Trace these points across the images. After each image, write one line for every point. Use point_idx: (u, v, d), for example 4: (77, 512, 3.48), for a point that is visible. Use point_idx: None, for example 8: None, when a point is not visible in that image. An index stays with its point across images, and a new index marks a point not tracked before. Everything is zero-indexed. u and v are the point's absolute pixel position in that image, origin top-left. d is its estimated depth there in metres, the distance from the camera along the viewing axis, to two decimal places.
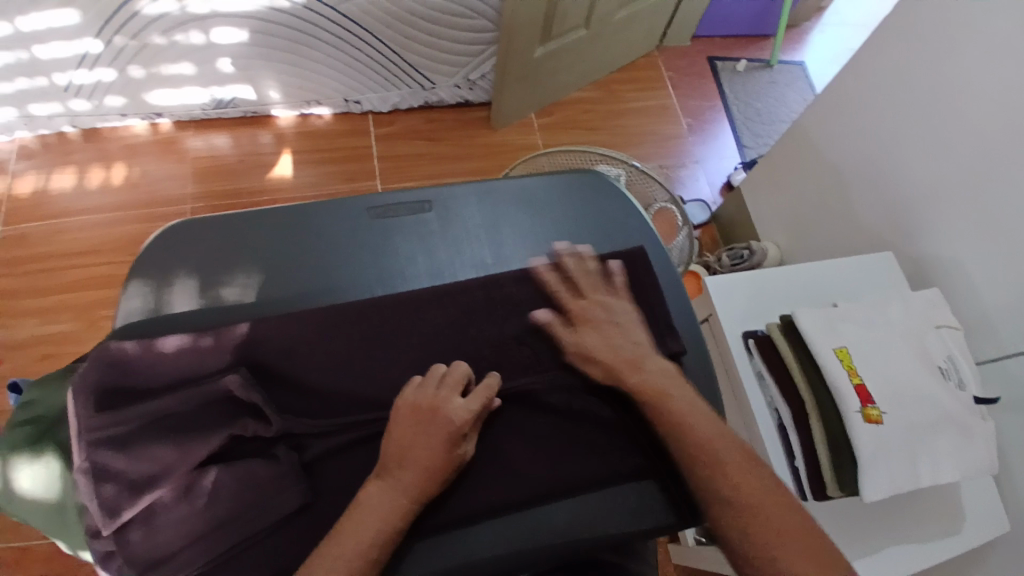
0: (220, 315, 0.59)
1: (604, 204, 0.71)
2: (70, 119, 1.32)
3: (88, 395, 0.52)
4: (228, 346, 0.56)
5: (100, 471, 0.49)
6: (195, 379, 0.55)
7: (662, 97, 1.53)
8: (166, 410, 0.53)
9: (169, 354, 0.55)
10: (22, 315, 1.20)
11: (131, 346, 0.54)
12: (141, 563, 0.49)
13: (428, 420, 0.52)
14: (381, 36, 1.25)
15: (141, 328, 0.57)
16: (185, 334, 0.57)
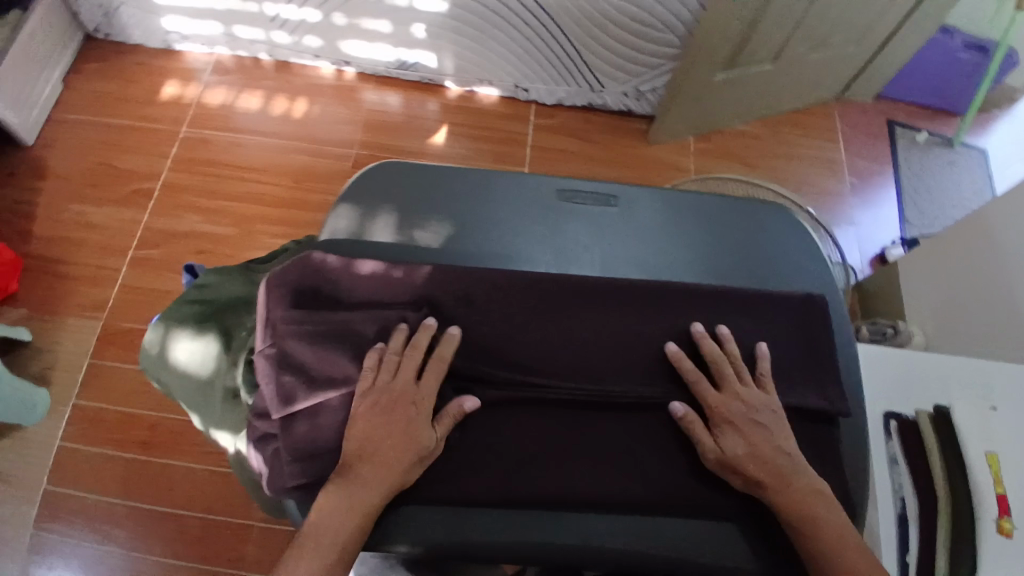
0: (411, 254, 0.64)
1: (786, 242, 0.70)
2: (270, 49, 1.45)
3: (291, 294, 0.60)
4: (414, 283, 0.61)
5: (289, 360, 0.57)
6: (377, 304, 0.60)
7: (829, 150, 1.47)
8: (350, 324, 0.59)
9: (363, 277, 0.61)
10: (189, 210, 1.33)
11: (333, 261, 0.62)
12: (301, 450, 0.55)
13: (389, 411, 0.54)
14: (568, 32, 1.28)
15: (342, 246, 0.64)
16: (379, 262, 0.63)
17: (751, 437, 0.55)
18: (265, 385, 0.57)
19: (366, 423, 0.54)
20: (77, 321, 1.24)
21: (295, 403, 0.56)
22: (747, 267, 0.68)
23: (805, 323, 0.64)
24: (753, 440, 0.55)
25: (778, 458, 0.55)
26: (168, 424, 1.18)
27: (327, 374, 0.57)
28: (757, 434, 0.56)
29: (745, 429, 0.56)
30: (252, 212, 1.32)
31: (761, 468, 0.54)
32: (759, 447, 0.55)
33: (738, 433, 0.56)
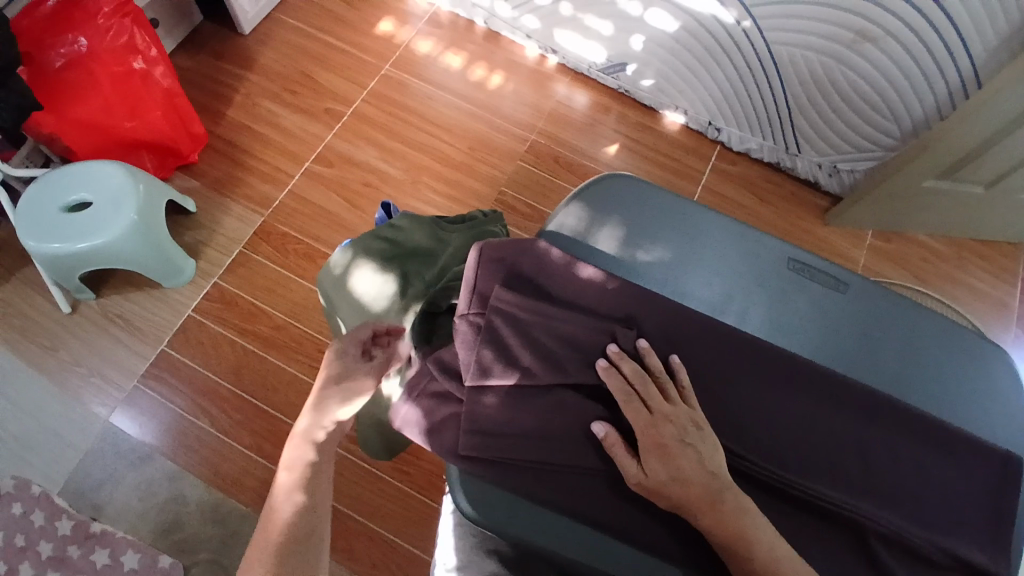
0: (626, 272, 0.65)
1: (1001, 389, 0.65)
2: (487, 17, 1.48)
3: (512, 273, 0.62)
4: (629, 302, 0.61)
5: (495, 335, 0.59)
6: (585, 309, 0.61)
7: (1009, 293, 1.37)
8: (559, 320, 0.60)
9: (582, 279, 0.62)
10: (367, 143, 1.39)
11: (558, 255, 0.63)
12: (478, 423, 0.57)
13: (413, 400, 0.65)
14: (787, 88, 1.24)
15: (564, 241, 0.65)
16: (599, 270, 0.63)
17: (731, 518, 0.51)
18: (463, 351, 0.60)
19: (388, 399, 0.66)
20: (239, 207, 1.32)
21: (488, 377, 0.58)
22: (955, 402, 0.65)
23: (1006, 486, 0.59)
24: (734, 525, 0.51)
25: (708, 482, 0.53)
26: (287, 330, 1.24)
27: (522, 361, 0.58)
28: (745, 522, 0.52)
29: (722, 511, 0.52)
30: (422, 163, 1.36)
31: (684, 491, 0.52)
32: (730, 531, 0.51)
33: (718, 513, 0.52)
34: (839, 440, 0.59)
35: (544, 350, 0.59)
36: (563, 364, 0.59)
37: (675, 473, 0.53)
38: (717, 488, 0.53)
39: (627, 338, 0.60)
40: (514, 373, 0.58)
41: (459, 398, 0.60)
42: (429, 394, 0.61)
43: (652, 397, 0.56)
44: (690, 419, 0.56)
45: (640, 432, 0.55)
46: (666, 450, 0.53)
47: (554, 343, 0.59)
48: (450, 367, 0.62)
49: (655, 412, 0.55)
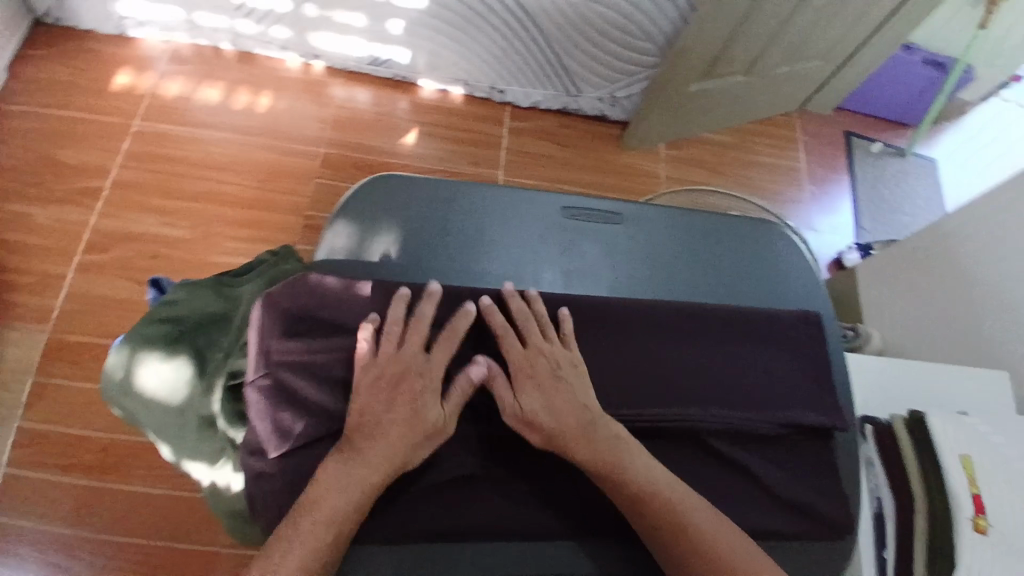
0: (412, 275, 0.62)
1: (780, 261, 0.71)
2: (233, 38, 1.36)
3: (289, 316, 0.56)
4: (420, 306, 0.59)
5: (289, 391, 0.54)
6: (379, 327, 0.57)
7: (791, 159, 1.52)
8: (353, 350, 0.56)
9: (365, 298, 0.58)
10: (145, 210, 1.24)
11: (332, 283, 0.59)
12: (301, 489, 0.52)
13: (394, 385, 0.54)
14: (547, 34, 1.26)
15: (340, 264, 0.61)
16: (382, 283, 0.60)
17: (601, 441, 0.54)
18: (261, 417, 0.53)
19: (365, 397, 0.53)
20: (15, 332, 1.13)
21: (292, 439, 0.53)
22: (748, 287, 0.69)
23: (805, 346, 0.65)
24: (602, 451, 0.53)
25: (580, 412, 0.55)
26: (123, 443, 1.09)
27: (368, 404, 0.53)
28: (618, 449, 0.54)
29: (595, 442, 0.54)
30: (214, 213, 1.25)
31: (564, 425, 0.54)
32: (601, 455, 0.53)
33: (593, 443, 0.54)
34: (659, 363, 0.61)
35: (385, 384, 0.54)
36: (407, 389, 0.54)
37: (548, 404, 0.55)
38: (590, 421, 0.55)
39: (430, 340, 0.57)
40: (320, 424, 0.53)
41: (273, 472, 0.53)
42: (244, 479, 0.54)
43: (530, 336, 0.58)
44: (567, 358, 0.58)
45: (516, 364, 0.56)
46: (533, 387, 0.56)
47: (392, 371, 0.54)
48: (251, 442, 0.54)
49: (535, 351, 0.57)
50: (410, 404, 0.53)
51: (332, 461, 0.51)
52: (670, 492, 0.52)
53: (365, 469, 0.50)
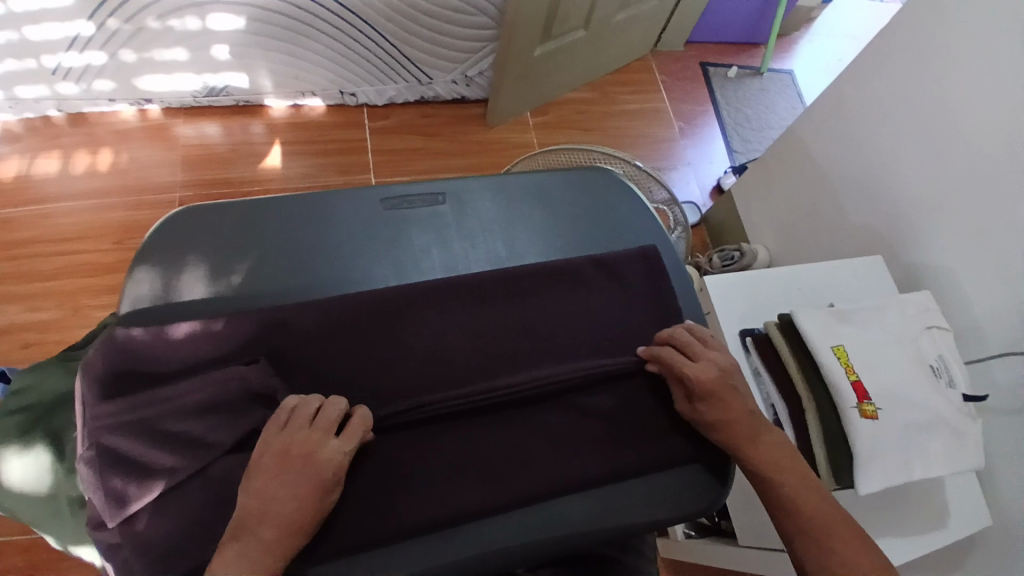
0: (229, 305, 0.59)
1: (608, 206, 0.72)
2: (57, 102, 1.28)
3: (99, 380, 0.52)
4: (245, 334, 0.56)
5: (115, 456, 0.50)
6: (202, 369, 0.55)
7: (655, 100, 1.55)
8: (176, 396, 0.52)
9: (180, 341, 0.55)
10: (2, 301, 1.16)
11: (139, 333, 0.54)
12: (153, 552, 0.49)
13: (299, 467, 0.49)
14: (381, 29, 1.24)
15: (148, 315, 0.58)
16: (195, 321, 0.57)
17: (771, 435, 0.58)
18: (93, 493, 0.50)
19: (261, 482, 0.48)
20: None
21: (129, 506, 0.49)
22: (584, 236, 0.71)
23: (643, 281, 0.68)
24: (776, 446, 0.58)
25: (753, 420, 0.58)
26: (36, 546, 1.03)
27: (271, 493, 0.48)
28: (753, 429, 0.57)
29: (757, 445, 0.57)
30: (81, 286, 1.18)
31: (734, 433, 0.57)
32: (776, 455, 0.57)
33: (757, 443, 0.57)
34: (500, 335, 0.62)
35: (294, 462, 0.49)
36: (315, 469, 0.49)
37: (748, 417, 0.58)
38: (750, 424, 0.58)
39: (256, 372, 0.54)
40: (157, 482, 0.50)
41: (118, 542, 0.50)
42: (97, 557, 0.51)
43: (697, 352, 0.60)
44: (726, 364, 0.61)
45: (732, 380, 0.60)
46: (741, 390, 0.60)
47: (299, 450, 0.49)
48: (92, 517, 0.51)
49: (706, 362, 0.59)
50: (312, 482, 0.49)
51: (229, 550, 0.46)
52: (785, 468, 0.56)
53: (258, 548, 0.46)
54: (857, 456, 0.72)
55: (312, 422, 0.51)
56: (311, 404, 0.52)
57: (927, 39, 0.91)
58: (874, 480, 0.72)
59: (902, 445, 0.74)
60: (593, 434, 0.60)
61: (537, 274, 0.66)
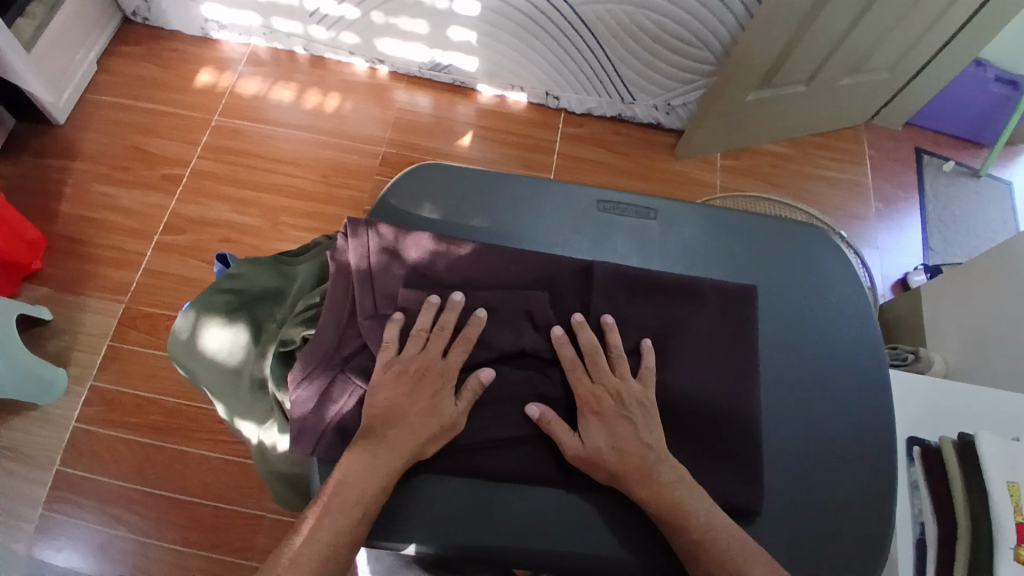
0: (459, 231, 0.66)
1: (819, 269, 0.70)
2: (306, 43, 1.46)
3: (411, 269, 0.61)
4: (530, 269, 0.62)
5: (414, 332, 0.58)
6: (492, 286, 0.62)
7: (856, 173, 1.47)
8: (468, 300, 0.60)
9: (424, 253, 0.62)
10: (218, 199, 1.34)
11: (389, 233, 0.61)
12: None
13: (415, 383, 0.56)
14: (603, 43, 1.29)
15: (390, 219, 0.66)
16: (432, 239, 0.63)
17: (584, 445, 0.55)
18: (378, 353, 0.57)
19: (385, 393, 0.55)
20: (102, 302, 1.24)
21: (414, 376, 0.56)
22: (783, 290, 0.69)
23: (853, 343, 0.67)
24: (591, 453, 0.55)
25: (642, 451, 0.54)
26: (187, 413, 1.17)
27: (392, 401, 0.55)
28: (681, 494, 0.53)
29: (659, 486, 0.53)
30: (279, 204, 1.33)
31: (619, 458, 0.54)
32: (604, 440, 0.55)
33: (654, 485, 0.53)
34: (674, 354, 0.61)
35: (409, 377, 0.56)
36: (427, 385, 0.56)
37: (611, 440, 0.55)
38: (416, 454, 0.54)
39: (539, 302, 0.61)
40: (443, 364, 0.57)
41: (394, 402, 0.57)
42: (332, 412, 0.56)
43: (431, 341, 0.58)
44: (458, 421, 0.55)
45: (578, 401, 0.57)
46: (587, 422, 0.56)
47: (414, 368, 0.56)
48: (353, 378, 0.57)
49: (430, 375, 0.56)
50: (427, 393, 0.56)
51: (357, 448, 0.53)
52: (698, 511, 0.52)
53: (383, 466, 0.52)
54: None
55: (417, 345, 0.58)
56: (430, 310, 0.59)
57: None
58: None
59: None
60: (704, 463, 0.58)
61: (743, 299, 0.64)
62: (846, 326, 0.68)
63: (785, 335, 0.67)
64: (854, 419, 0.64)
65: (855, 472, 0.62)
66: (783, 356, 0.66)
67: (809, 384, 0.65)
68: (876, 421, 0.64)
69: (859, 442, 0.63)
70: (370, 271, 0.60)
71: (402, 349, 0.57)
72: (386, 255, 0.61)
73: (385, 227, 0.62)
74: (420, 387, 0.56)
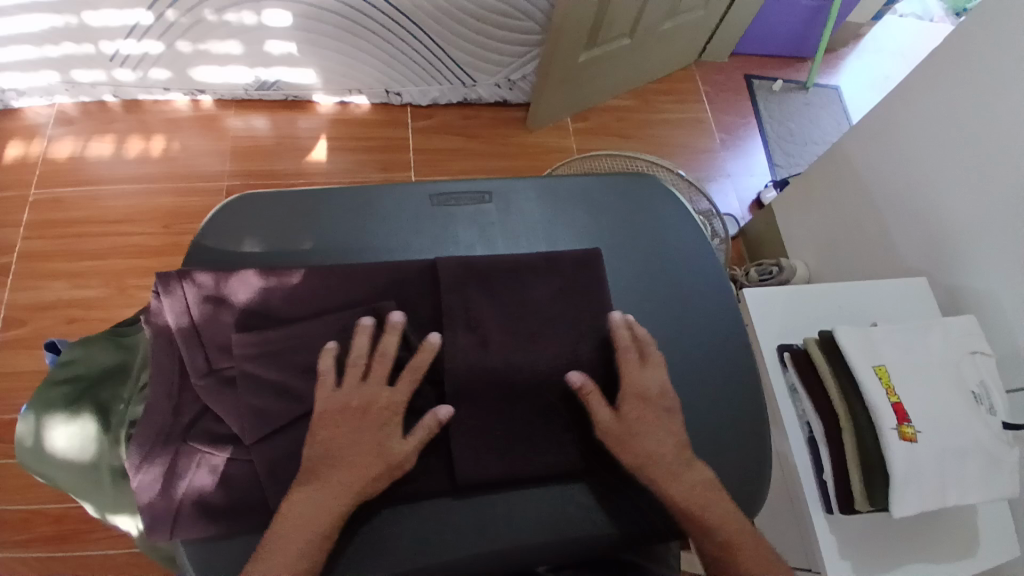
0: (291, 261, 0.62)
1: (653, 215, 0.72)
2: (112, 88, 1.33)
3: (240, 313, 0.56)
4: (369, 284, 0.60)
5: (255, 380, 0.54)
6: (331, 309, 0.58)
7: (698, 110, 1.54)
8: (306, 331, 0.56)
9: (251, 293, 0.57)
10: (52, 277, 1.21)
11: (207, 281, 0.57)
12: (279, 477, 0.52)
13: (360, 419, 0.52)
14: (428, 31, 1.26)
15: (214, 265, 0.61)
16: (258, 274, 0.58)
17: (613, 419, 0.55)
18: (222, 410, 0.53)
19: (329, 434, 0.52)
20: None
21: (266, 427, 0.53)
22: (625, 243, 0.70)
23: (699, 278, 0.70)
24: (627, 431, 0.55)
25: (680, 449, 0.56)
26: (70, 516, 1.06)
27: (337, 440, 0.52)
28: (708, 492, 0.55)
29: (687, 485, 0.54)
30: (124, 268, 1.22)
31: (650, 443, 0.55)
32: (632, 419, 0.56)
33: (685, 479, 0.54)
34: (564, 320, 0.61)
35: (354, 411, 0.53)
36: (374, 419, 0.53)
37: (647, 429, 0.55)
38: (364, 493, 0.51)
39: (385, 312, 0.58)
40: (293, 407, 0.54)
41: (249, 459, 0.53)
42: (183, 490, 0.52)
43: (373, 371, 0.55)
44: (406, 459, 0.52)
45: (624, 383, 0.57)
46: (625, 404, 0.56)
47: (357, 403, 0.53)
48: (196, 449, 0.53)
49: (376, 408, 0.53)
50: (371, 429, 0.52)
51: (300, 491, 0.50)
52: (717, 509, 0.54)
53: (315, 515, 0.49)
54: (892, 478, 0.70)
55: (359, 376, 0.54)
56: (361, 333, 0.56)
57: (980, 57, 0.88)
58: (909, 502, 0.70)
59: (941, 466, 0.72)
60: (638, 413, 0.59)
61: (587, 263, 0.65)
62: (690, 263, 0.71)
63: (633, 284, 0.69)
64: (714, 349, 0.67)
65: (724, 396, 0.65)
66: (635, 305, 0.68)
67: (666, 327, 0.67)
68: (734, 345, 0.67)
69: (722, 370, 0.66)
70: (195, 327, 0.56)
71: (245, 402, 0.53)
72: (210, 304, 0.56)
73: (202, 274, 0.57)
74: (366, 424, 0.52)
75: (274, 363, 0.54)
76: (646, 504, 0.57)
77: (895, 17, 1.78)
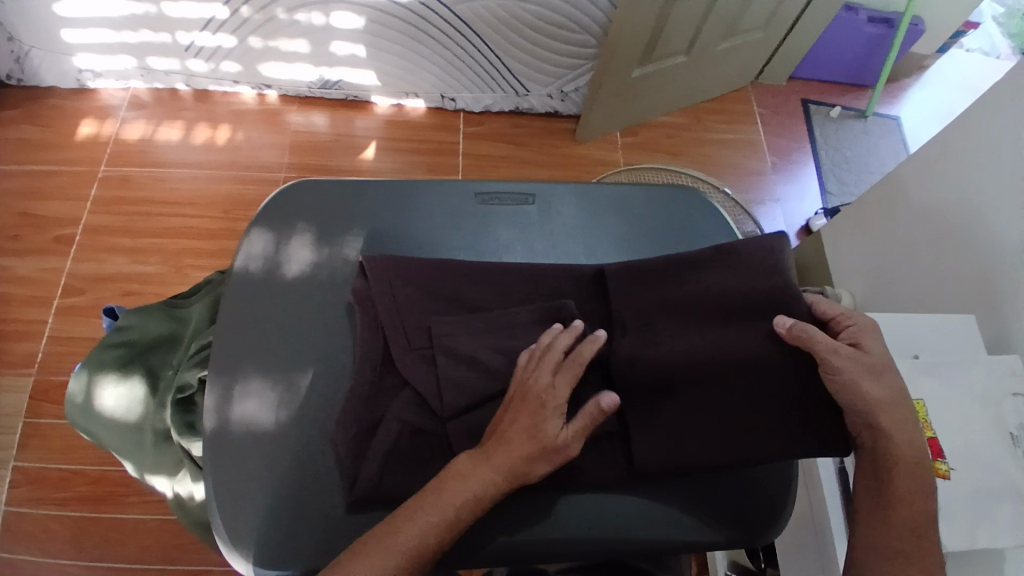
0: (338, 246, 0.65)
1: (692, 224, 0.72)
2: (186, 78, 1.41)
3: (292, 279, 0.63)
4: (412, 272, 0.61)
5: (300, 341, 0.60)
6: (376, 295, 0.59)
7: (751, 132, 1.53)
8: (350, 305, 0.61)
9: (302, 262, 0.63)
10: (115, 251, 1.28)
11: (268, 249, 0.64)
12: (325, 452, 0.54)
13: (526, 406, 0.51)
14: (487, 39, 1.29)
15: (265, 245, 0.64)
16: (311, 249, 0.64)
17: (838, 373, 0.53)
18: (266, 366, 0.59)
19: (509, 420, 0.52)
20: (1, 379, 1.16)
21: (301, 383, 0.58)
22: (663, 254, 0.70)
23: None
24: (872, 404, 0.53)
25: (901, 449, 0.53)
26: (109, 478, 1.11)
27: (514, 424, 0.51)
28: (921, 500, 0.53)
29: (897, 500, 0.53)
30: (181, 247, 1.28)
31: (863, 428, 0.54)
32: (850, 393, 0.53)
33: (901, 497, 0.53)
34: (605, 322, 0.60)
35: (527, 403, 0.52)
36: (534, 406, 0.51)
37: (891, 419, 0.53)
38: (519, 475, 0.50)
39: (495, 304, 0.61)
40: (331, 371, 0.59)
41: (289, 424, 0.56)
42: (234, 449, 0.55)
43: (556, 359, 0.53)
44: (562, 445, 0.51)
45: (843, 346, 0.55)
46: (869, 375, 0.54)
47: (533, 391, 0.52)
48: (246, 413, 0.57)
49: (546, 400, 0.51)
50: (531, 413, 0.51)
51: (467, 458, 0.51)
52: (923, 541, 0.52)
53: (448, 494, 0.49)
54: None
55: (541, 364, 0.53)
56: (553, 341, 0.54)
57: None
58: (939, 541, 0.68)
59: (975, 510, 0.69)
60: (800, 401, 0.54)
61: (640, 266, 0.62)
62: None
63: None
64: None
65: None
66: None
67: None
68: None
69: None
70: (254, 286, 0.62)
71: (290, 359, 0.59)
72: (267, 266, 0.63)
73: (267, 242, 0.64)
74: (524, 410, 0.51)
75: (324, 331, 0.60)
76: (684, 509, 0.58)
77: (963, 50, 1.73)
